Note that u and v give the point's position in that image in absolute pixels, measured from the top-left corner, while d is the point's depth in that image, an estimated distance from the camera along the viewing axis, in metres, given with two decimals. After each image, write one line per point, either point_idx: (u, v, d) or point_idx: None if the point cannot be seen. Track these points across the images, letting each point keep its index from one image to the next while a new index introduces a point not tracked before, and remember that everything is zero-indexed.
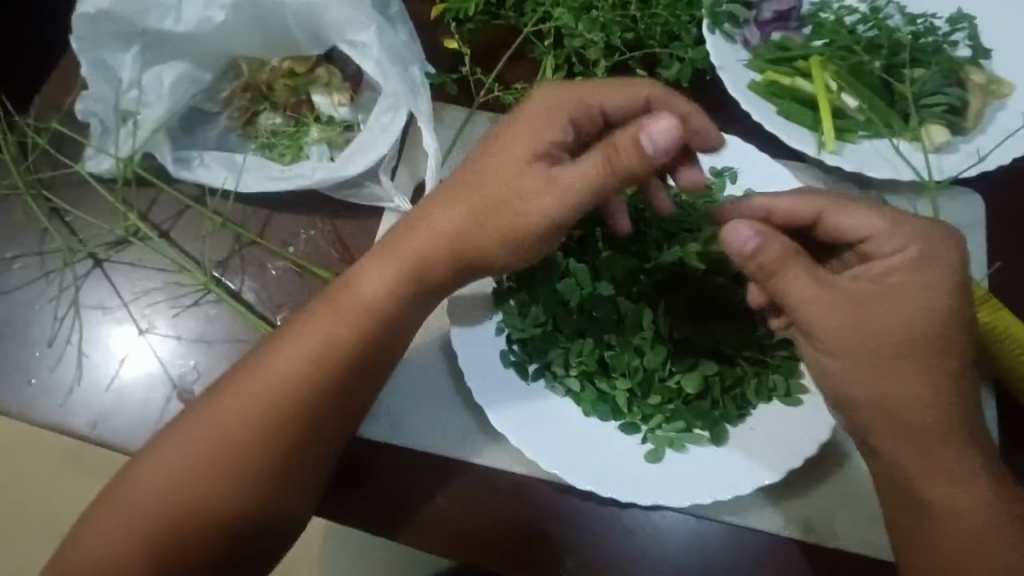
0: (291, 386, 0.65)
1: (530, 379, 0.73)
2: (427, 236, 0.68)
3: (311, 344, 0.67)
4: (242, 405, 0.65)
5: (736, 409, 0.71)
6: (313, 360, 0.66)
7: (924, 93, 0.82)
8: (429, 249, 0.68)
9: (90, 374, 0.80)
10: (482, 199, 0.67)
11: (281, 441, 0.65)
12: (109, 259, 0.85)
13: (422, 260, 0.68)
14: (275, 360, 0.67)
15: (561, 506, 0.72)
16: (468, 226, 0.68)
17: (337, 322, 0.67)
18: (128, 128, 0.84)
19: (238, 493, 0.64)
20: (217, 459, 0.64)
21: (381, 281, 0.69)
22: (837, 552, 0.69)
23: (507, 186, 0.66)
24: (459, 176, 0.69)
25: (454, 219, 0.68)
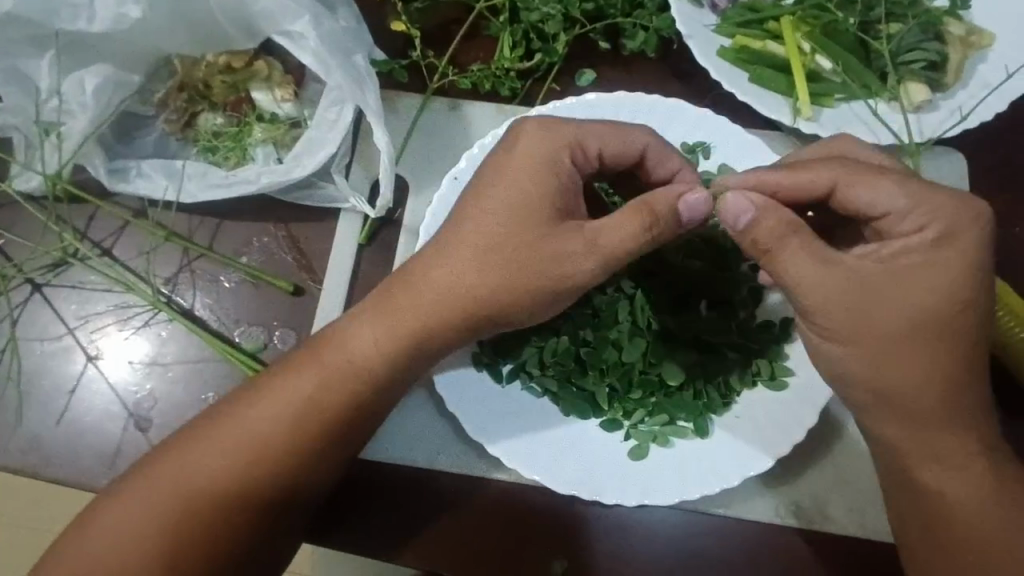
0: (283, 439, 0.62)
1: (506, 380, 0.69)
2: (424, 290, 0.63)
3: (297, 413, 0.62)
4: (221, 469, 0.61)
5: (721, 398, 0.68)
6: (300, 426, 0.62)
7: (901, 49, 0.78)
8: (430, 295, 0.63)
9: (40, 408, 0.75)
10: (488, 245, 0.62)
11: (265, 506, 0.62)
12: (50, 283, 0.79)
13: (416, 325, 0.63)
14: (259, 423, 0.62)
15: (545, 510, 0.69)
16: (470, 274, 0.62)
17: (334, 379, 0.63)
18: (53, 142, 0.77)
19: (210, 543, 0.60)
20: (192, 523, 0.60)
21: (373, 347, 0.63)
22: (830, 536, 0.67)
23: (502, 241, 0.61)
24: (471, 207, 0.62)
25: (449, 276, 0.63)
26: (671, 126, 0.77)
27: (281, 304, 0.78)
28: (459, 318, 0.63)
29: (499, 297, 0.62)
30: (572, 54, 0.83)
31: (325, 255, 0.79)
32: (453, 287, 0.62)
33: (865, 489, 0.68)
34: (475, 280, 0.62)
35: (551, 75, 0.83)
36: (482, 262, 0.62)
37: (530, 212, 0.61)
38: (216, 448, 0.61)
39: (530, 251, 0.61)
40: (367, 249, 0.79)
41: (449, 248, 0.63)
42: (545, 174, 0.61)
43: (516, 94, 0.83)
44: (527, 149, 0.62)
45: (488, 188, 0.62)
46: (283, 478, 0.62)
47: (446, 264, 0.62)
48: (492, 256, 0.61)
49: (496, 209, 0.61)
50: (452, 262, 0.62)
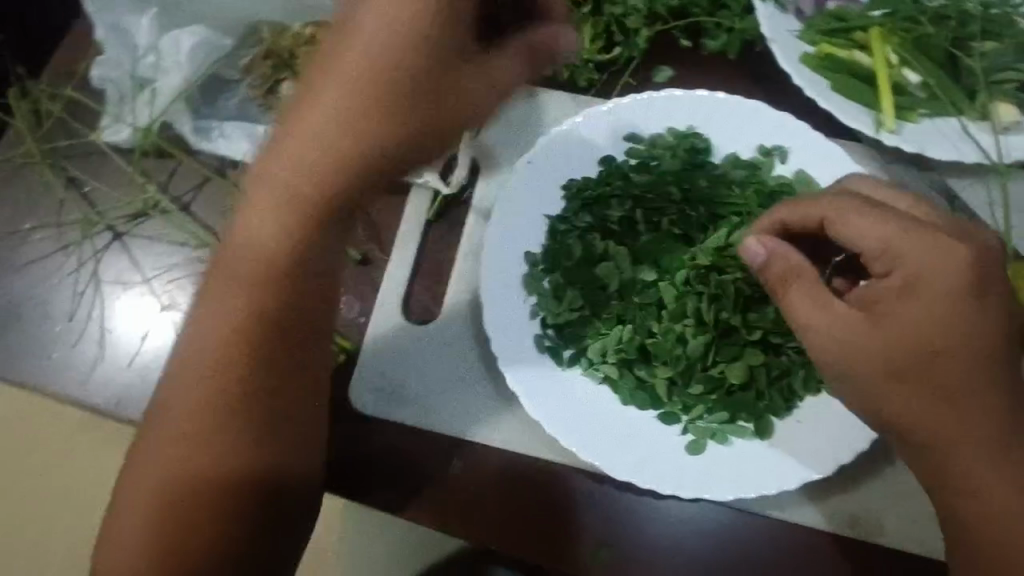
0: (209, 337, 0.61)
1: (566, 364, 0.70)
2: (307, 160, 0.58)
3: (218, 306, 0.61)
4: (199, 396, 0.61)
5: (784, 401, 0.67)
6: (233, 330, 0.61)
7: (991, 69, 0.77)
8: (314, 154, 0.57)
9: (112, 351, 0.78)
10: (368, 93, 0.56)
11: (252, 419, 0.61)
12: (130, 232, 0.82)
13: (364, 72, 0.56)
14: (200, 326, 0.62)
15: (594, 494, 0.70)
16: (354, 131, 0.57)
17: (267, 257, 0.61)
18: (145, 96, 0.82)
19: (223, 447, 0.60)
20: (196, 462, 0.60)
21: (274, 232, 0.60)
22: (883, 550, 0.66)
23: (360, 82, 0.56)
24: (311, 95, 0.57)
25: (276, 173, 0.59)
26: (748, 129, 0.76)
27: (347, 271, 0.79)
28: (337, 162, 0.57)
29: (356, 129, 0.57)
30: (653, 50, 0.84)
31: (395, 227, 0.80)
32: (319, 171, 0.58)
33: (924, 508, 0.67)
34: (342, 140, 0.57)
35: (630, 69, 0.83)
36: (342, 100, 0.56)
37: (385, 47, 0.56)
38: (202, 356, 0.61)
39: (392, 68, 0.56)
40: (435, 226, 0.80)
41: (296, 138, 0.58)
42: (376, 16, 0.55)
43: (592, 85, 0.84)
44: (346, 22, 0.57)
45: (340, 48, 0.56)
46: (265, 384, 0.62)
47: (300, 145, 0.58)
48: (352, 110, 0.57)
49: (339, 81, 0.56)
50: (298, 136, 0.58)
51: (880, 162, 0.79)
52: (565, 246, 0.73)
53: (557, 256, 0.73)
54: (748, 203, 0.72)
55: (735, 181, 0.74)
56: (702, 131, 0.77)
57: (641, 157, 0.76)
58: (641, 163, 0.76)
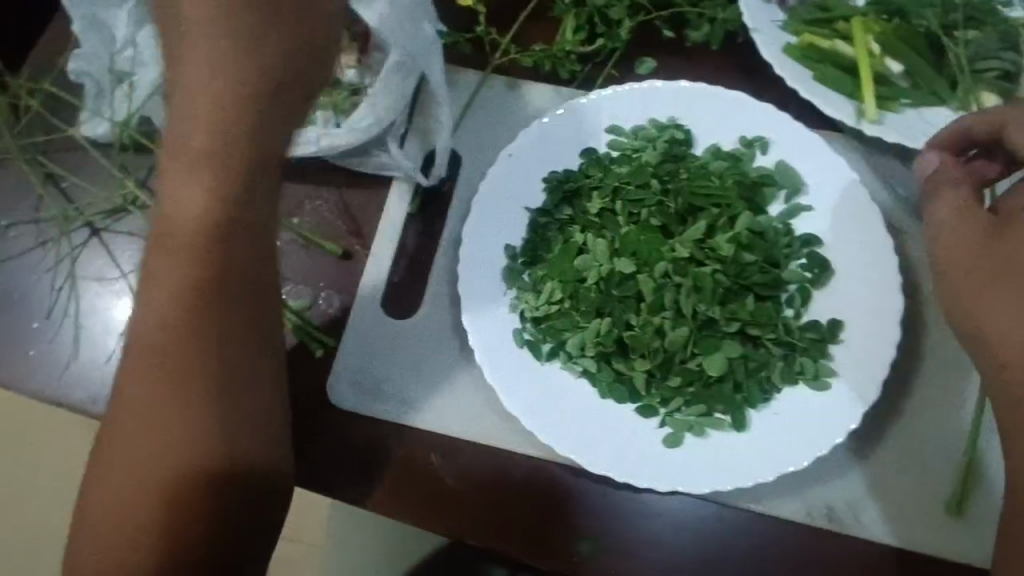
0: (157, 336, 0.56)
1: (545, 358, 0.70)
2: (210, 127, 0.53)
3: (177, 298, 0.55)
4: (143, 398, 0.56)
5: (762, 393, 0.67)
6: (195, 303, 0.56)
7: (973, 57, 0.76)
8: (223, 122, 0.53)
9: (90, 346, 0.78)
10: (234, 35, 0.53)
11: (204, 413, 0.56)
12: (108, 228, 0.82)
13: (260, 17, 0.54)
14: (139, 332, 0.56)
15: (572, 488, 0.69)
16: (226, 73, 0.53)
17: (167, 262, 0.55)
18: (124, 91, 0.80)
19: (172, 454, 0.55)
20: (145, 471, 0.55)
21: (194, 206, 0.54)
22: (860, 543, 0.66)
23: (226, 64, 0.53)
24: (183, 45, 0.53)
25: (184, 150, 0.53)
26: (729, 120, 0.76)
27: (327, 265, 0.79)
28: (222, 163, 0.54)
29: (226, 104, 0.53)
30: (635, 41, 0.83)
31: (376, 220, 0.80)
32: (201, 144, 0.53)
33: (901, 500, 0.67)
34: (214, 113, 0.53)
35: (612, 60, 0.82)
36: (221, 49, 0.53)
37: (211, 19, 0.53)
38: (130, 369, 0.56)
39: (245, 52, 0.53)
40: (416, 220, 0.80)
41: (178, 92, 0.54)
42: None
43: (575, 77, 0.83)
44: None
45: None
46: (190, 365, 0.56)
47: (181, 126, 0.53)
48: (225, 72, 0.53)
49: (197, 59, 0.53)
50: (192, 108, 0.53)
51: (862, 153, 0.78)
52: (545, 240, 0.73)
53: (536, 249, 0.73)
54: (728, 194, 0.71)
55: (715, 172, 0.73)
56: (683, 122, 0.77)
57: (622, 150, 0.76)
58: (622, 155, 0.75)
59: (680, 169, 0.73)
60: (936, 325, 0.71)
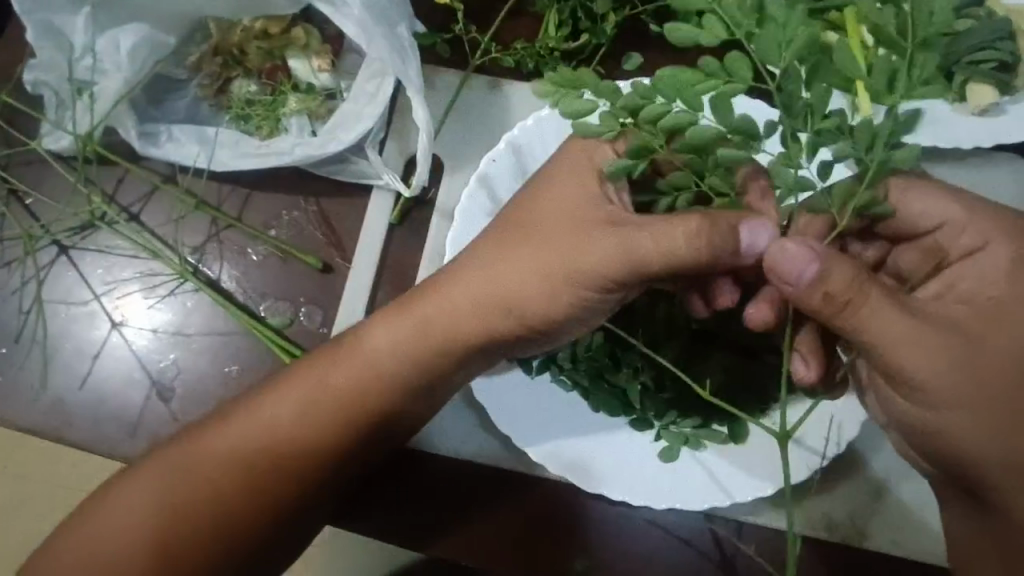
0: (312, 435, 0.61)
1: (535, 372, 0.67)
2: (450, 296, 0.60)
3: (347, 415, 0.61)
4: (249, 455, 0.60)
5: (759, 403, 0.65)
6: (343, 411, 0.61)
7: (971, 49, 0.73)
8: (472, 298, 0.60)
9: (63, 370, 0.75)
10: (562, 247, 0.57)
11: (293, 486, 0.60)
12: (76, 246, 0.79)
13: (536, 226, 0.58)
14: (294, 416, 0.61)
15: (568, 505, 0.67)
16: (531, 266, 0.58)
17: (357, 385, 0.61)
18: (85, 102, 0.76)
19: (247, 518, 0.59)
20: (218, 503, 0.59)
21: (392, 346, 0.61)
22: (859, 553, 0.65)
23: (541, 236, 0.58)
24: (529, 205, 0.60)
25: (466, 300, 0.60)
26: None
27: (308, 280, 0.76)
28: (499, 322, 0.60)
29: (543, 290, 0.58)
30: (620, 36, 0.80)
31: (356, 232, 0.76)
32: (477, 299, 0.60)
33: (898, 508, 0.66)
34: (518, 282, 0.58)
35: (597, 57, 0.79)
36: (532, 245, 0.58)
37: (568, 203, 0.58)
38: (270, 437, 0.60)
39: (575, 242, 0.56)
40: (399, 229, 0.76)
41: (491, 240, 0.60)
42: (576, 176, 0.58)
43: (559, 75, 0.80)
44: (562, 192, 0.58)
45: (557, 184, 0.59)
46: (312, 469, 0.61)
47: (471, 273, 0.60)
48: (540, 252, 0.58)
49: (542, 238, 0.58)
50: (493, 264, 0.59)
51: None
52: None
53: None
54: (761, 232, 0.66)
55: None
56: None
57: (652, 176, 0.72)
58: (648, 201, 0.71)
59: None
60: None
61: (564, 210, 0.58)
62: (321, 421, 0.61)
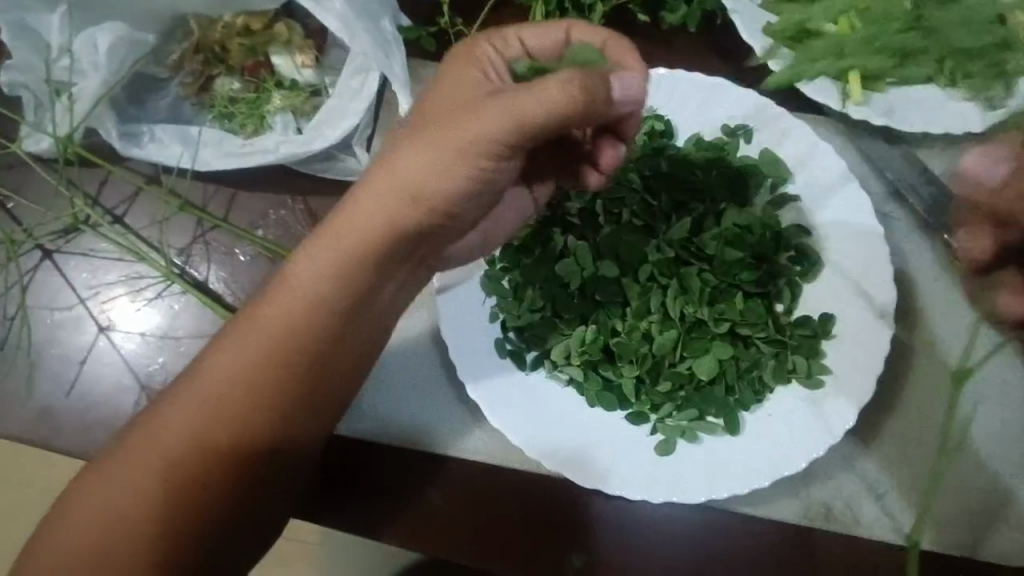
0: (234, 367, 0.58)
1: (529, 367, 0.67)
2: (363, 211, 0.58)
3: (267, 336, 0.59)
4: (187, 415, 0.57)
5: (754, 395, 0.65)
6: (266, 330, 0.59)
7: (962, 35, 0.71)
8: (387, 209, 0.58)
9: (49, 377, 0.74)
10: (466, 138, 0.57)
11: (246, 421, 0.58)
12: (60, 250, 0.77)
13: (443, 131, 0.58)
14: (218, 359, 0.58)
15: (565, 501, 0.67)
16: (444, 164, 0.58)
17: (275, 306, 0.59)
18: (64, 103, 0.74)
19: (207, 468, 0.57)
20: (183, 468, 0.56)
21: (311, 266, 0.59)
22: (859, 543, 0.64)
23: (444, 133, 0.57)
24: (424, 115, 0.60)
25: (373, 207, 0.58)
26: (711, 108, 0.73)
27: None
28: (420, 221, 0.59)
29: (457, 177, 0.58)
30: (608, 26, 0.79)
31: None
32: (393, 202, 0.58)
33: (896, 497, 0.65)
34: (429, 181, 0.58)
35: None
36: (440, 148, 0.58)
37: (460, 100, 0.59)
38: (199, 388, 0.58)
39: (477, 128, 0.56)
40: None
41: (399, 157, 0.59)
42: (462, 78, 0.59)
43: None
44: (450, 93, 0.60)
45: (445, 89, 0.60)
46: (246, 399, 0.58)
47: (379, 183, 0.59)
48: (445, 147, 0.57)
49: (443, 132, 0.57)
50: (400, 169, 0.58)
51: (847, 136, 0.75)
52: (526, 245, 0.70)
53: (516, 253, 0.70)
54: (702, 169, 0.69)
55: (696, 163, 0.69)
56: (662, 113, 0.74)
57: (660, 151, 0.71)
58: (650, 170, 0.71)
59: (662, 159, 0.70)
60: (928, 311, 0.70)
61: (457, 104, 0.58)
62: (247, 347, 0.58)
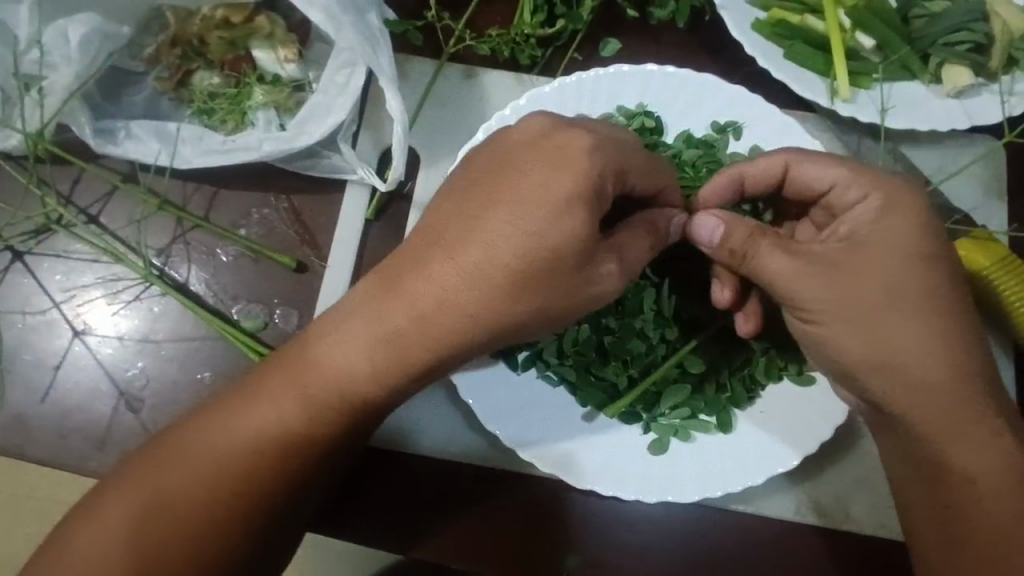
0: (269, 449, 0.56)
1: (521, 368, 0.66)
2: (418, 301, 0.54)
3: (308, 421, 0.57)
4: (206, 476, 0.55)
5: (746, 393, 0.65)
6: (311, 428, 0.57)
7: (944, 31, 0.73)
8: (441, 308, 0.54)
9: (23, 383, 0.71)
10: (544, 253, 0.53)
11: (258, 498, 0.56)
12: (31, 251, 0.74)
13: (516, 226, 0.53)
14: (255, 430, 0.56)
15: (561, 502, 0.66)
16: (513, 273, 0.53)
17: (311, 395, 0.56)
18: (34, 98, 0.71)
19: (212, 536, 0.54)
20: (186, 524, 0.54)
21: (355, 350, 0.56)
22: (851, 536, 0.65)
23: (522, 243, 0.53)
24: (497, 194, 0.54)
25: (431, 303, 0.54)
26: (701, 105, 0.72)
27: (281, 280, 0.73)
28: (465, 325, 0.55)
29: (521, 291, 0.54)
30: (596, 21, 0.77)
31: (330, 228, 0.74)
32: (451, 304, 0.54)
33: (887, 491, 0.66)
34: (490, 297, 0.54)
35: (574, 43, 0.76)
36: (510, 250, 0.53)
37: (552, 192, 0.53)
38: (221, 454, 0.56)
39: (560, 253, 0.53)
40: (375, 227, 0.74)
41: (459, 240, 0.54)
42: (548, 166, 0.53)
43: (536, 62, 0.77)
44: (530, 176, 0.53)
45: (528, 169, 0.54)
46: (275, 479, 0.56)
47: (434, 279, 0.54)
48: (505, 245, 0.53)
49: (521, 236, 0.53)
50: (454, 264, 0.54)
51: (834, 134, 0.76)
52: None
53: None
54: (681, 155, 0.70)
55: (685, 160, 0.70)
56: (653, 108, 0.73)
57: (698, 145, 0.71)
58: (700, 155, 0.70)
59: (659, 149, 0.70)
60: None
61: (542, 205, 0.53)
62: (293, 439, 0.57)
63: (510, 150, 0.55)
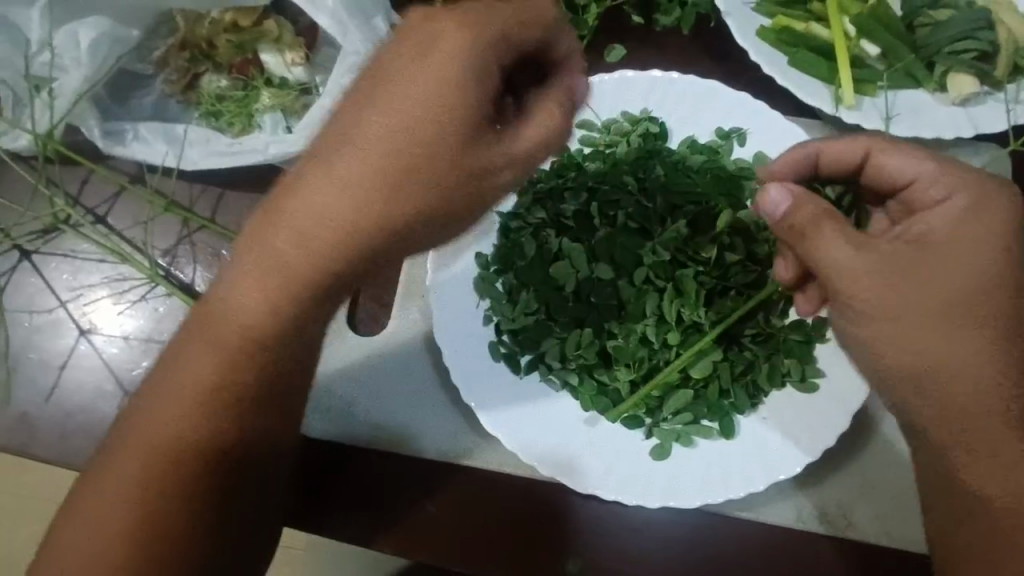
0: (181, 422, 0.50)
1: (524, 371, 0.66)
2: (298, 226, 0.47)
3: (211, 378, 0.50)
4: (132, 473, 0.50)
5: (749, 398, 0.65)
6: (213, 381, 0.50)
7: (949, 39, 0.73)
8: (323, 227, 0.47)
9: (27, 382, 0.71)
10: (435, 150, 0.48)
11: (200, 481, 0.51)
12: (40, 250, 0.75)
13: (398, 129, 0.47)
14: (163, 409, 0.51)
15: (562, 506, 0.66)
16: (399, 173, 0.48)
17: (206, 347, 0.50)
18: (44, 98, 0.72)
19: (159, 535, 0.50)
20: (129, 531, 0.49)
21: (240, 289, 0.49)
22: (855, 545, 0.65)
23: (402, 139, 0.47)
24: (365, 100, 0.48)
25: (313, 226, 0.47)
26: (705, 111, 0.73)
27: None
28: (357, 236, 0.47)
29: (416, 188, 0.48)
30: (601, 27, 0.78)
31: None
32: (338, 217, 0.47)
33: (890, 499, 0.66)
34: (373, 202, 0.47)
35: (579, 49, 0.77)
36: (390, 149, 0.47)
37: (429, 85, 0.47)
38: (141, 443, 0.51)
39: (439, 137, 0.48)
40: None
41: (329, 155, 0.47)
42: (417, 58, 0.48)
43: None
44: (405, 76, 0.48)
45: (397, 70, 0.48)
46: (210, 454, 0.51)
47: (306, 198, 0.47)
48: (383, 150, 0.47)
49: (399, 133, 0.47)
50: (332, 181, 0.47)
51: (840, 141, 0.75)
52: (518, 247, 0.67)
53: (510, 255, 0.68)
54: (619, 151, 0.70)
55: (691, 167, 0.69)
56: (657, 114, 0.73)
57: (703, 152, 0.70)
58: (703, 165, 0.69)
59: (658, 159, 0.68)
60: None
61: (421, 101, 0.47)
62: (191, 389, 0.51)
63: (377, 61, 0.49)
